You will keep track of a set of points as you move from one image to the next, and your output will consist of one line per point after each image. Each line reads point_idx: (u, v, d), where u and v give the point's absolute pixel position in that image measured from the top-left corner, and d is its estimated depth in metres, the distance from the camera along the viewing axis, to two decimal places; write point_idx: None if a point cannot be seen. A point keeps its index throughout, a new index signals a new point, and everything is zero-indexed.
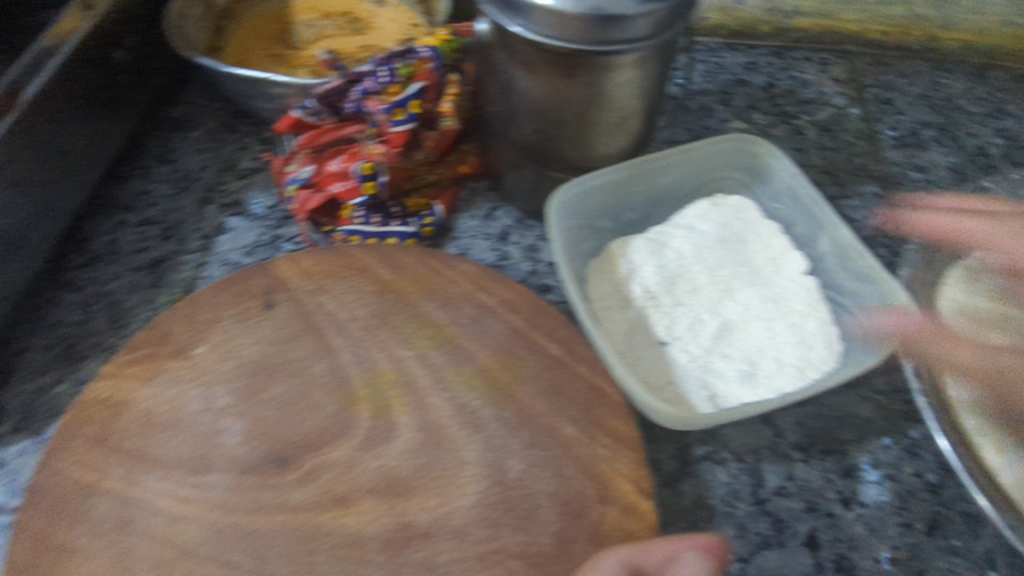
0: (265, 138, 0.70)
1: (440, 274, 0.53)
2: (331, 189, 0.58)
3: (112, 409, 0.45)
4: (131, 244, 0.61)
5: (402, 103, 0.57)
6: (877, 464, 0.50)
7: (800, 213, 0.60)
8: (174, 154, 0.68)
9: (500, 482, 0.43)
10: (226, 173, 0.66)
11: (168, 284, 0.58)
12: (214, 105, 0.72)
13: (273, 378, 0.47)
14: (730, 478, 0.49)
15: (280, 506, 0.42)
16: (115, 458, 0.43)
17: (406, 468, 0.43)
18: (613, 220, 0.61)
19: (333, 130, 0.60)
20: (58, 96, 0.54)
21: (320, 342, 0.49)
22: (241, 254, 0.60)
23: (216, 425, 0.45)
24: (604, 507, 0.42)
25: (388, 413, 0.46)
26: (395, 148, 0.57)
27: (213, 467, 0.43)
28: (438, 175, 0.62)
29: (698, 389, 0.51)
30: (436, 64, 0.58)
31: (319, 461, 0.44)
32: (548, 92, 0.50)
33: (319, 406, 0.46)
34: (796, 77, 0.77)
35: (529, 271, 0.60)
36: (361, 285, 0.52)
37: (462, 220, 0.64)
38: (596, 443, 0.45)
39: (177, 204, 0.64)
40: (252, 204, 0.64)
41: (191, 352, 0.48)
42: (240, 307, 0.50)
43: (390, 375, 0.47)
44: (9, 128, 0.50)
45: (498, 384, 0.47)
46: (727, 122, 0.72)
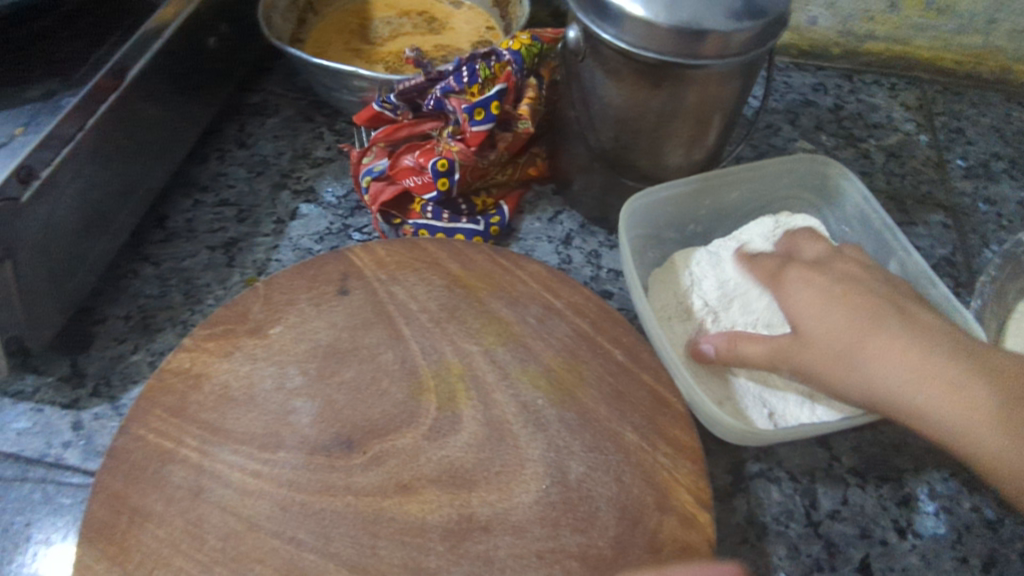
0: (338, 129, 0.71)
1: (509, 273, 0.53)
2: (406, 182, 0.59)
3: (190, 380, 0.47)
4: (208, 223, 0.63)
5: (483, 103, 0.57)
6: (934, 496, 0.50)
7: (870, 238, 0.59)
8: (251, 139, 0.70)
9: (560, 482, 0.44)
10: (300, 160, 0.68)
11: (242, 265, 0.60)
12: (291, 94, 0.74)
13: (343, 362, 0.48)
14: (784, 497, 0.50)
15: (346, 488, 0.43)
16: (192, 428, 0.45)
17: (469, 461, 0.44)
18: (678, 232, 0.61)
19: (410, 126, 0.61)
20: (154, 77, 0.56)
21: (390, 331, 0.50)
22: (311, 241, 0.62)
23: (287, 404, 0.46)
24: (662, 515, 0.43)
25: (453, 406, 0.47)
26: (472, 147, 0.58)
27: (283, 445, 0.45)
28: (507, 176, 0.63)
29: (758, 406, 0.51)
30: (517, 67, 0.59)
31: (384, 447, 0.45)
32: (631, 101, 0.51)
33: (387, 394, 0.47)
34: (864, 100, 0.77)
35: (590, 276, 0.61)
36: (431, 277, 0.52)
37: (526, 221, 0.65)
38: (657, 451, 0.45)
39: (252, 188, 0.66)
40: (324, 192, 0.66)
41: (267, 331, 0.49)
42: (314, 291, 0.51)
43: (456, 368, 0.48)
44: (110, 104, 0.52)
45: (563, 385, 0.48)
46: (793, 142, 0.72)
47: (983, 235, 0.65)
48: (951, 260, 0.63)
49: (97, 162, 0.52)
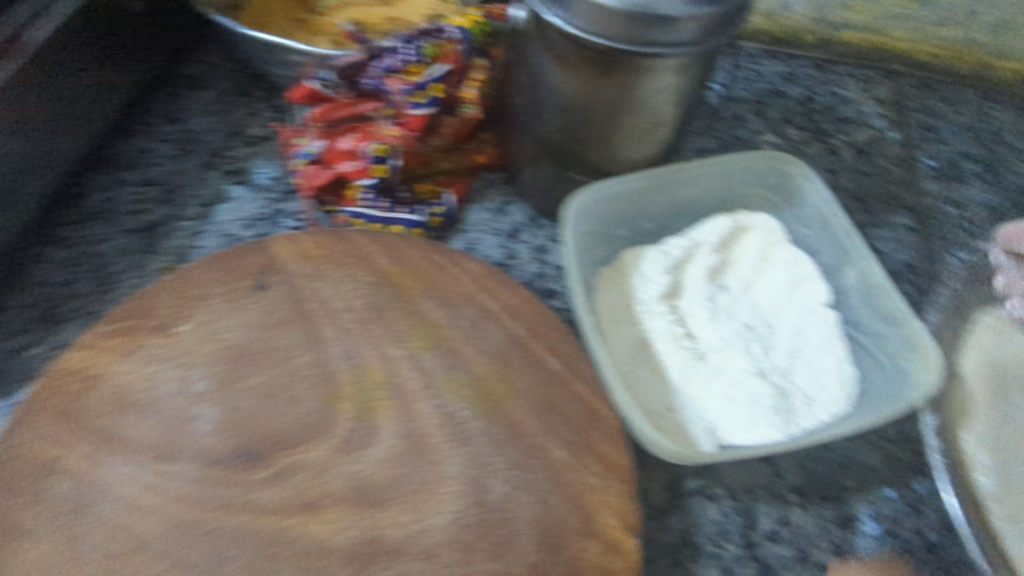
0: (276, 105, 0.67)
1: (444, 270, 0.50)
2: (341, 168, 0.55)
3: (84, 382, 0.43)
4: (127, 204, 0.58)
5: (424, 85, 0.54)
6: (878, 517, 0.47)
7: (828, 242, 0.57)
8: (181, 113, 0.65)
9: (480, 502, 0.41)
10: (233, 138, 0.64)
11: (161, 251, 0.56)
12: (227, 66, 0.69)
13: (254, 366, 0.45)
14: (722, 516, 0.47)
15: (248, 504, 0.40)
16: (82, 435, 0.41)
17: (384, 477, 0.41)
18: (629, 230, 0.58)
19: (349, 105, 0.57)
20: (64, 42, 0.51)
21: (308, 332, 0.46)
22: (238, 226, 0.58)
23: (190, 410, 0.43)
24: (587, 541, 0.40)
25: (371, 416, 0.43)
26: (413, 131, 0.54)
27: (181, 456, 0.41)
28: (452, 163, 0.59)
29: (700, 419, 0.48)
30: (465, 47, 0.56)
31: (292, 460, 0.42)
32: (579, 90, 0.47)
33: (300, 401, 0.44)
34: (836, 92, 0.73)
35: (536, 274, 0.58)
36: (358, 273, 0.49)
37: (473, 212, 0.61)
38: (586, 470, 0.42)
39: (178, 166, 0.61)
40: (256, 173, 0.61)
41: (173, 330, 0.45)
42: (229, 286, 0.47)
43: (376, 374, 0.45)
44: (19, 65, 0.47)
45: (490, 395, 0.45)
46: (759, 134, 0.69)
47: (948, 241, 0.62)
48: (913, 267, 0.60)
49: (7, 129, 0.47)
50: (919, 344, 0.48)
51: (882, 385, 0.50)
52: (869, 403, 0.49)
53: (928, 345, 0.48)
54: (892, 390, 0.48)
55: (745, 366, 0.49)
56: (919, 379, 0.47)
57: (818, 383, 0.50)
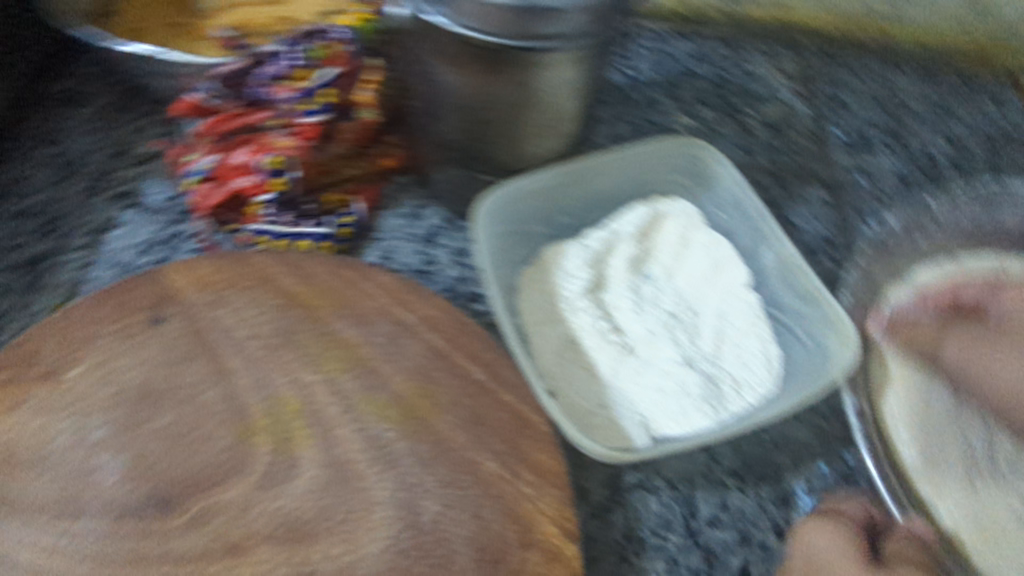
0: (166, 118, 0.62)
1: (354, 287, 0.47)
2: (235, 183, 0.52)
3: None
4: (4, 240, 0.54)
5: (316, 90, 0.52)
6: (811, 490, 0.49)
7: (744, 224, 0.56)
8: (60, 134, 0.60)
9: (413, 526, 0.39)
10: (119, 157, 0.59)
11: (46, 288, 0.52)
12: (108, 78, 0.64)
13: (159, 406, 0.41)
14: (662, 508, 0.47)
15: (164, 555, 0.38)
16: None
17: (309, 510, 0.39)
18: (547, 225, 0.57)
19: (237, 117, 0.53)
20: None
21: (212, 365, 0.43)
22: (134, 254, 0.54)
23: (90, 461, 0.40)
24: (525, 552, 0.39)
25: (290, 448, 0.41)
26: (310, 141, 0.52)
27: (85, 513, 0.38)
28: (359, 169, 0.56)
29: (632, 413, 0.47)
30: (354, 46, 0.54)
31: (208, 503, 0.39)
32: (472, 89, 0.45)
33: (210, 440, 0.41)
34: (747, 70, 0.74)
35: (458, 278, 0.56)
36: (262, 296, 0.46)
37: (386, 219, 0.58)
38: (519, 480, 0.41)
39: (61, 193, 0.57)
40: (148, 193, 0.57)
41: (63, 376, 0.41)
42: (121, 322, 0.43)
43: (292, 403, 0.42)
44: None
45: (416, 412, 0.43)
46: (674, 118, 0.69)
47: (860, 211, 0.64)
48: (830, 240, 0.61)
49: None
50: (831, 317, 0.49)
51: (801, 359, 0.51)
52: (791, 380, 0.50)
53: (844, 321, 0.48)
54: (812, 365, 0.49)
55: (672, 355, 0.49)
56: (833, 352, 0.48)
57: (743, 366, 0.50)
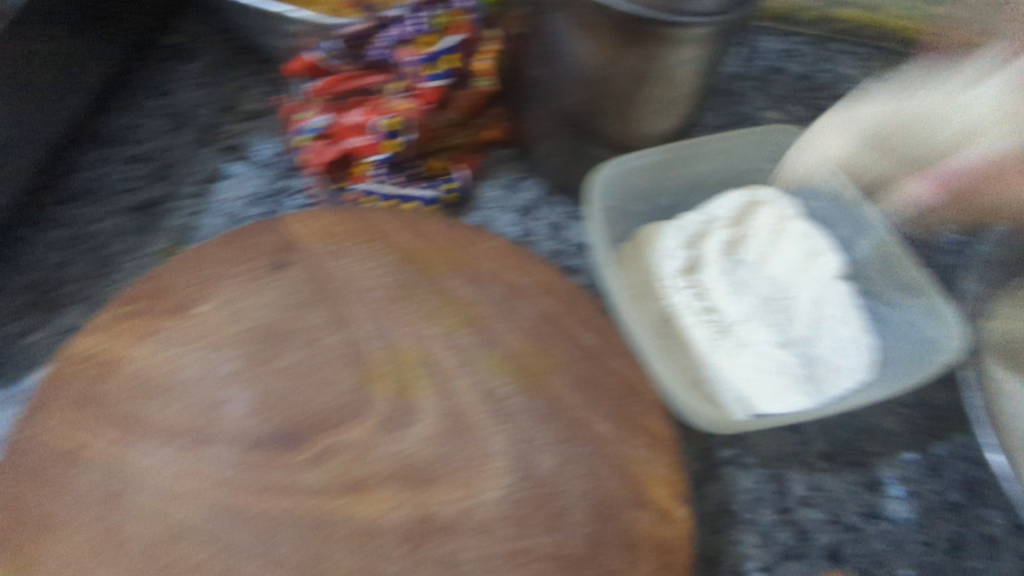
0: (272, 79, 0.64)
1: (469, 247, 0.48)
2: (348, 143, 0.53)
3: (102, 367, 0.41)
4: (119, 182, 0.56)
5: (438, 55, 0.52)
6: (902, 479, 0.49)
7: (842, 215, 0.58)
8: (170, 87, 0.62)
9: (528, 478, 0.40)
10: (229, 113, 0.61)
11: (160, 232, 0.54)
12: (215, 37, 0.66)
13: (283, 347, 0.43)
14: (755, 484, 0.48)
15: (290, 487, 0.39)
16: (105, 422, 0.39)
17: (428, 455, 0.40)
18: (646, 204, 0.57)
19: (353, 79, 0.55)
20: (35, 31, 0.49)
21: (336, 311, 0.44)
22: (242, 205, 0.56)
23: (218, 394, 0.41)
24: (637, 511, 0.39)
25: (409, 394, 0.42)
26: (425, 104, 0.52)
27: (214, 441, 0.40)
28: (461, 138, 0.58)
29: (732, 389, 0.48)
30: (475, 17, 0.54)
31: (332, 441, 0.40)
32: (604, 62, 0.46)
33: (333, 381, 0.42)
34: (834, 69, 0.74)
35: (553, 250, 0.57)
36: (381, 251, 0.47)
37: (486, 188, 0.60)
38: (630, 442, 0.42)
39: (172, 143, 0.59)
40: (256, 149, 0.59)
41: (192, 311, 0.43)
42: (247, 265, 0.45)
43: (411, 353, 0.44)
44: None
45: (528, 371, 0.44)
46: (762, 111, 0.70)
47: None
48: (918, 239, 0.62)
49: None
50: (940, 311, 0.50)
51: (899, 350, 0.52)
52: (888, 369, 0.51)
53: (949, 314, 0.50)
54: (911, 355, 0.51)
55: (770, 337, 0.50)
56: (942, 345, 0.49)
57: (839, 353, 0.50)
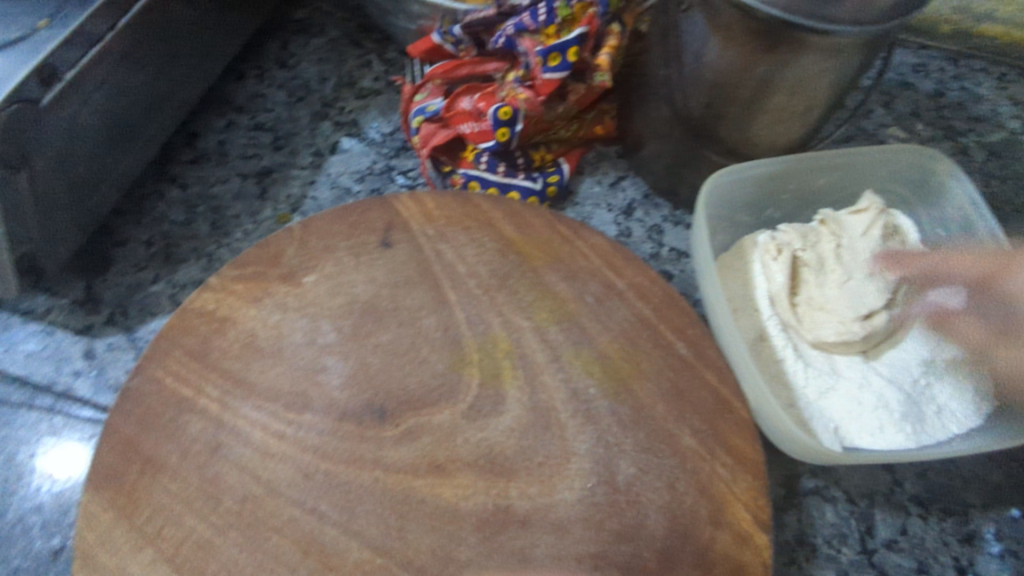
0: (388, 58, 0.65)
1: (570, 243, 0.48)
2: (462, 128, 0.54)
3: (215, 324, 0.43)
4: (240, 148, 0.59)
5: (560, 47, 0.51)
6: (1001, 536, 0.46)
7: (969, 246, 0.54)
8: (293, 59, 0.65)
9: (608, 483, 0.40)
10: (345, 89, 0.63)
11: (273, 199, 0.56)
12: (338, 13, 0.68)
13: (381, 323, 0.44)
14: (838, 520, 0.46)
15: (376, 461, 0.40)
16: (212, 376, 0.42)
17: (511, 447, 0.41)
18: (753, 215, 0.56)
19: (472, 64, 0.56)
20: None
21: (434, 295, 0.45)
22: (351, 180, 0.58)
23: (318, 362, 0.43)
24: (716, 532, 0.39)
25: (497, 383, 0.43)
26: (540, 96, 0.52)
27: (311, 407, 0.41)
28: (571, 132, 0.58)
29: (825, 418, 0.46)
30: (602, 9, 0.51)
31: (419, 421, 0.41)
32: (734, 66, 0.45)
33: (426, 363, 0.43)
34: (968, 89, 0.69)
35: (650, 254, 0.56)
36: (482, 238, 0.48)
37: (585, 183, 0.60)
38: (716, 460, 0.41)
39: (291, 114, 0.61)
40: (368, 127, 0.61)
41: (301, 279, 0.45)
42: (355, 240, 0.47)
43: (503, 343, 0.44)
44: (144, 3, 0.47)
45: (618, 375, 0.43)
46: (884, 128, 0.66)
47: None
48: None
49: (127, 67, 0.48)
50: None
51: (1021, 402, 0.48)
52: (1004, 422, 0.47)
53: None
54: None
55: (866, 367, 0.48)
56: None
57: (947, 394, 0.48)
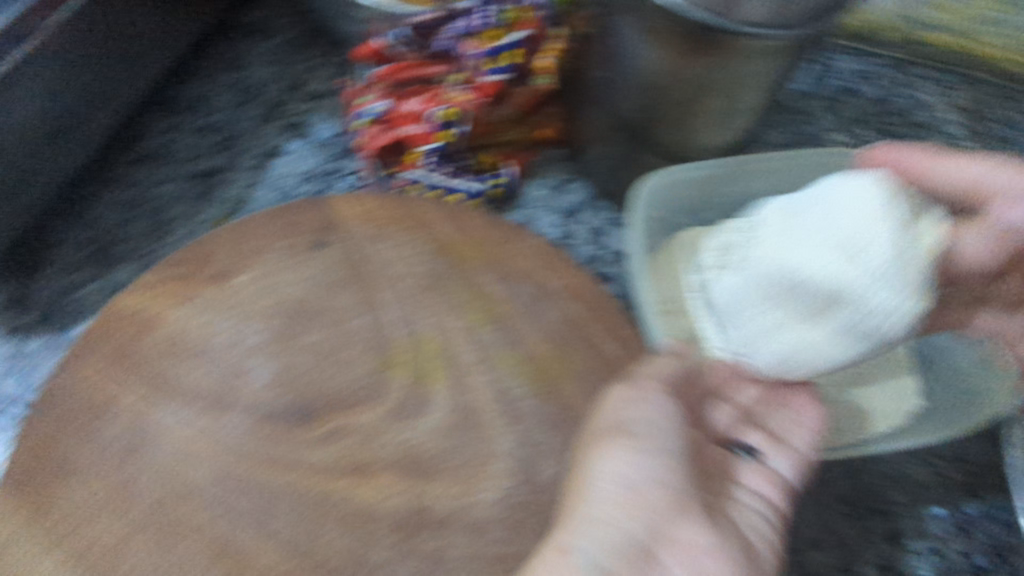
0: (337, 61, 0.65)
1: (505, 244, 0.48)
2: (404, 129, 0.54)
3: (140, 324, 0.43)
4: (185, 148, 0.59)
5: (501, 50, 0.53)
6: (924, 534, 0.46)
7: None
8: (241, 61, 0.65)
9: (529, 482, 0.40)
10: (292, 91, 0.63)
11: (216, 200, 0.57)
12: (289, 16, 0.68)
13: (310, 324, 0.44)
14: None
15: (298, 461, 0.40)
16: (135, 376, 0.41)
17: (434, 447, 0.41)
18: (691, 219, 0.56)
19: (416, 66, 0.55)
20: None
21: (365, 296, 0.46)
22: (296, 181, 0.58)
23: (244, 362, 0.43)
24: None
25: (424, 384, 0.43)
26: (485, 98, 0.53)
27: (234, 407, 0.41)
28: (516, 135, 0.59)
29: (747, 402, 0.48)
30: (541, 16, 0.55)
31: (344, 422, 0.41)
32: (667, 68, 0.45)
33: (353, 363, 0.43)
34: (912, 96, 0.70)
35: (591, 256, 0.58)
36: (417, 240, 0.48)
37: (532, 186, 0.61)
38: None
39: (237, 116, 0.62)
40: (314, 129, 0.61)
41: (231, 280, 0.45)
42: (288, 241, 0.47)
43: (431, 343, 0.44)
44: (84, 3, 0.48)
45: (546, 375, 0.44)
46: (828, 134, 0.67)
47: None
48: None
49: (65, 67, 0.48)
50: None
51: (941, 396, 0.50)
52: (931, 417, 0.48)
53: None
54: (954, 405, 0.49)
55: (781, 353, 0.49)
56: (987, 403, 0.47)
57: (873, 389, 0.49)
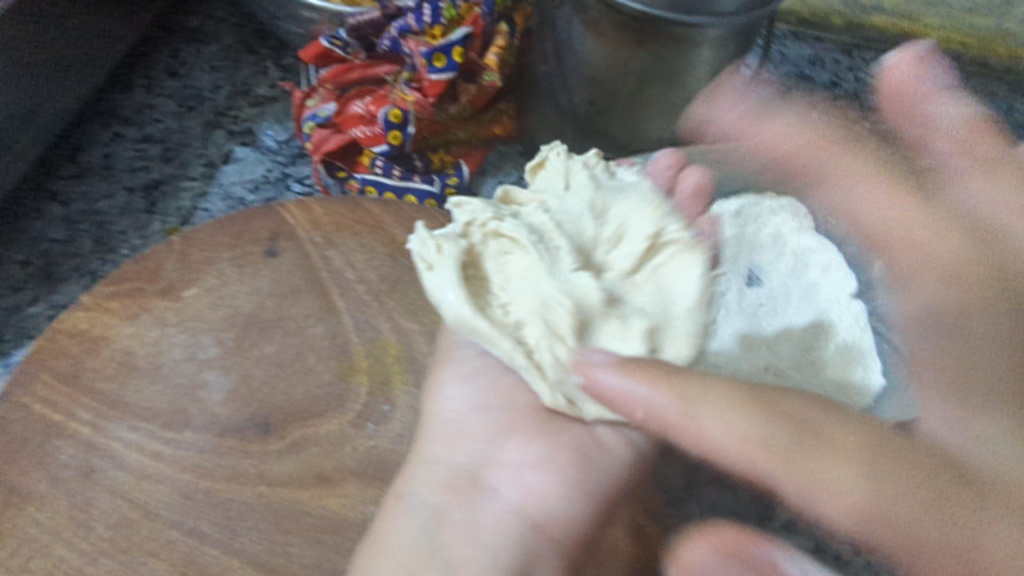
0: (284, 65, 0.64)
1: None
2: (353, 132, 0.53)
3: (87, 344, 0.41)
4: (127, 161, 0.58)
5: (444, 48, 0.52)
6: None
7: None
8: (185, 68, 0.63)
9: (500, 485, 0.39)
10: (239, 97, 0.62)
11: (163, 212, 0.55)
12: (232, 20, 0.67)
13: (266, 334, 0.43)
14: None
15: (259, 476, 0.39)
16: (84, 399, 0.40)
17: (399, 453, 0.40)
18: None
19: (362, 68, 0.55)
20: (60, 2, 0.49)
21: (322, 303, 0.44)
22: (245, 189, 0.57)
23: (199, 377, 0.41)
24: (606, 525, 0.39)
25: (387, 391, 0.42)
26: (429, 97, 0.52)
27: (190, 424, 0.40)
28: (468, 133, 0.58)
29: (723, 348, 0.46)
30: (486, 11, 0.54)
31: (305, 433, 0.40)
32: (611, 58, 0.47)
33: (312, 372, 0.42)
34: (861, 79, 0.71)
35: None
36: (372, 242, 0.46)
37: (486, 184, 0.58)
38: None
39: (182, 125, 0.60)
40: (263, 134, 0.60)
41: (181, 293, 0.43)
42: (238, 251, 0.45)
43: (392, 348, 0.44)
44: (8, 5, 0.45)
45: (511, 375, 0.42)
46: None
47: None
48: None
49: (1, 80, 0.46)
50: None
51: None
52: None
53: None
54: None
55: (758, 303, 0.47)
56: None
57: None
